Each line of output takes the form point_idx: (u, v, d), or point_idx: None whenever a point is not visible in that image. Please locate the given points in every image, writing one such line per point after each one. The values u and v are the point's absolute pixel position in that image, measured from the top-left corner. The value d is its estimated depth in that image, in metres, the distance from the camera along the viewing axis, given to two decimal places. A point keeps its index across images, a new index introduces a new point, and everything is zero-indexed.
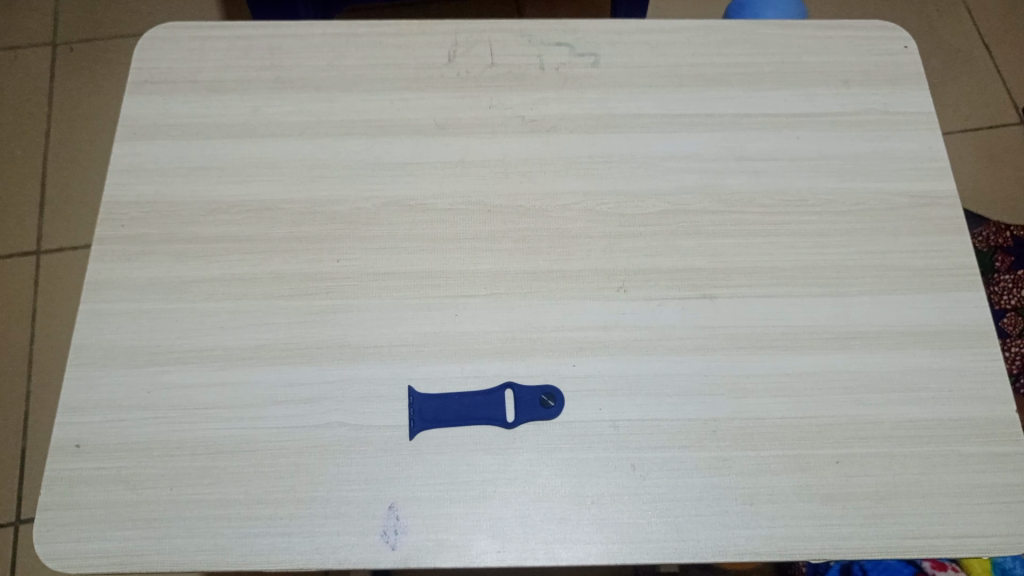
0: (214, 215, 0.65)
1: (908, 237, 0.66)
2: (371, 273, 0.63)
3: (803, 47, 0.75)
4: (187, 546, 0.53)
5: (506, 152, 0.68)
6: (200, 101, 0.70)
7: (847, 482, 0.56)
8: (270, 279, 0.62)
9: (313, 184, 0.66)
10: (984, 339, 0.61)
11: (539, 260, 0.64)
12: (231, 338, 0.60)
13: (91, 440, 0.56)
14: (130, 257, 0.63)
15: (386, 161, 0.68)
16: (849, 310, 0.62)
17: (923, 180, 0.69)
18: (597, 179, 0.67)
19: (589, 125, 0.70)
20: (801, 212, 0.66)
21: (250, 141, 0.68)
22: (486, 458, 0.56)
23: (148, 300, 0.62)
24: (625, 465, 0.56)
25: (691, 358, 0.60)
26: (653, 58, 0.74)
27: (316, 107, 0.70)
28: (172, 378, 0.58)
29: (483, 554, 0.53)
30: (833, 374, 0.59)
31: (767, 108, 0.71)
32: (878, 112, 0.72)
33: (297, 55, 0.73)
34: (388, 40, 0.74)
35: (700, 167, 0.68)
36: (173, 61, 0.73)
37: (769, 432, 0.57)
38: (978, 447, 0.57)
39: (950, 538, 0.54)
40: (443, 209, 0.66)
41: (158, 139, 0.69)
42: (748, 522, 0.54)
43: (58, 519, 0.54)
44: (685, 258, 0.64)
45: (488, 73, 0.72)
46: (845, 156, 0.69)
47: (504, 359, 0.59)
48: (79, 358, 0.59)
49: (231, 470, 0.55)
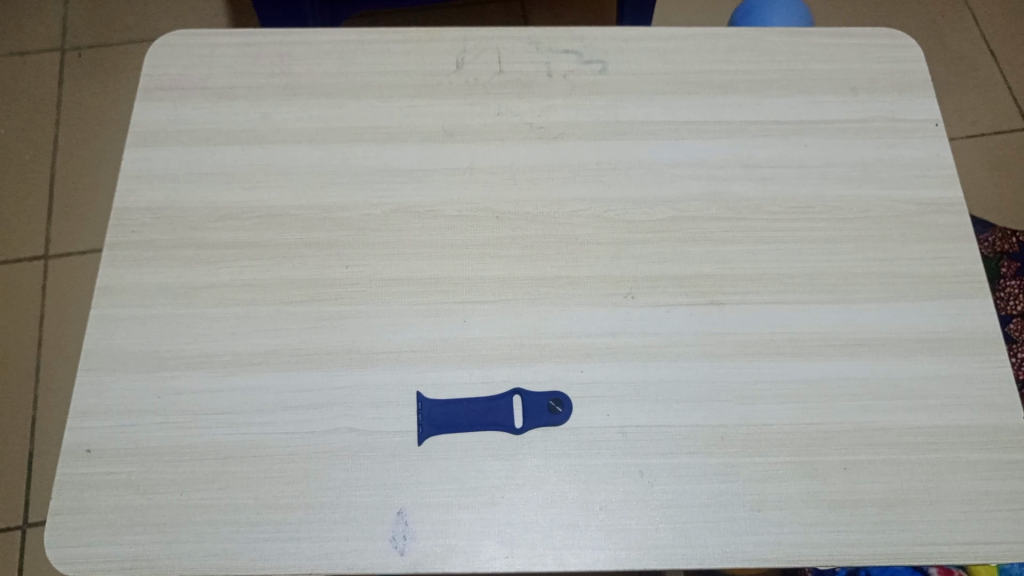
0: (223, 220, 0.65)
1: (914, 244, 0.66)
2: (380, 279, 0.63)
3: (809, 54, 0.75)
4: (197, 551, 0.53)
5: (514, 159, 0.69)
6: (210, 108, 0.71)
7: (855, 489, 0.56)
8: (279, 284, 0.63)
9: (322, 190, 0.67)
10: (992, 346, 0.62)
11: (546, 266, 0.64)
12: (240, 343, 0.60)
13: (102, 444, 0.57)
14: (139, 263, 0.64)
15: (394, 167, 0.68)
16: (856, 317, 0.62)
17: (930, 187, 0.69)
18: (604, 186, 0.67)
19: (596, 132, 0.70)
20: (807, 218, 0.66)
21: (259, 148, 0.69)
22: (494, 463, 0.56)
23: (158, 306, 0.62)
24: (633, 471, 0.56)
25: (698, 365, 0.60)
26: (660, 64, 0.74)
27: (325, 114, 0.70)
28: (182, 384, 0.59)
29: (491, 560, 0.53)
30: (839, 380, 0.59)
31: (774, 116, 0.71)
32: (885, 119, 0.72)
33: (307, 63, 0.73)
34: (396, 47, 0.74)
35: (707, 174, 0.68)
36: (183, 69, 0.73)
37: (776, 439, 0.57)
38: (986, 454, 0.57)
39: (958, 545, 0.54)
40: (451, 215, 0.66)
41: (169, 145, 0.69)
42: (755, 528, 0.54)
43: (68, 523, 0.54)
44: (692, 265, 0.64)
45: (495, 80, 0.73)
46: (851, 163, 0.69)
47: (511, 365, 0.60)
48: (90, 363, 0.60)
49: (240, 475, 0.55)
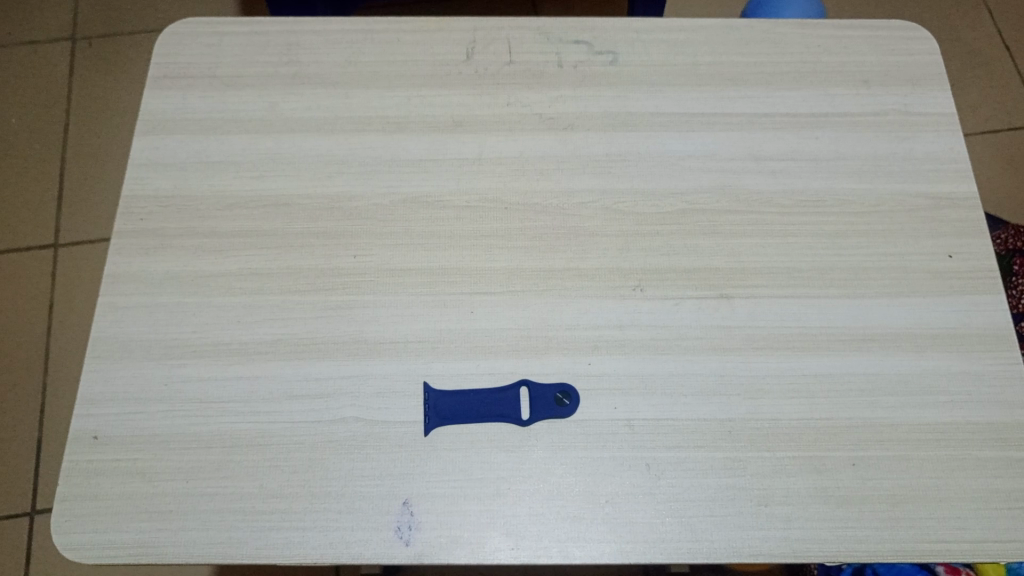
0: (232, 210, 0.65)
1: (926, 239, 0.65)
2: (386, 269, 0.63)
3: (822, 47, 0.74)
4: (202, 538, 0.53)
5: (523, 150, 0.68)
6: (219, 97, 0.71)
7: (863, 486, 0.55)
8: (286, 274, 0.63)
9: (330, 180, 0.67)
10: (1004, 343, 0.61)
11: (554, 258, 0.64)
12: (248, 331, 0.60)
13: (109, 432, 0.57)
14: (147, 251, 0.64)
15: (402, 158, 0.68)
16: (867, 312, 0.62)
17: (943, 183, 0.68)
18: (614, 178, 0.67)
19: (605, 123, 0.70)
20: (818, 212, 0.66)
21: (268, 137, 0.69)
22: (501, 455, 0.56)
23: (165, 294, 0.62)
24: (639, 464, 0.56)
25: (706, 359, 0.59)
26: (671, 56, 0.73)
27: (333, 103, 0.70)
28: (188, 372, 0.59)
29: (497, 551, 0.53)
30: (849, 376, 0.59)
31: (785, 109, 0.71)
32: (897, 112, 0.71)
33: (316, 52, 0.73)
34: (406, 36, 0.74)
35: (717, 167, 0.68)
36: (193, 57, 0.73)
37: (784, 433, 0.57)
38: (996, 451, 0.57)
39: (967, 543, 0.54)
40: (459, 206, 0.66)
41: (177, 134, 0.69)
42: (763, 524, 0.54)
43: (76, 510, 0.54)
44: (702, 258, 0.64)
45: (505, 70, 0.72)
46: (863, 156, 0.69)
47: (518, 356, 0.59)
48: (98, 350, 0.60)
49: (246, 464, 0.56)
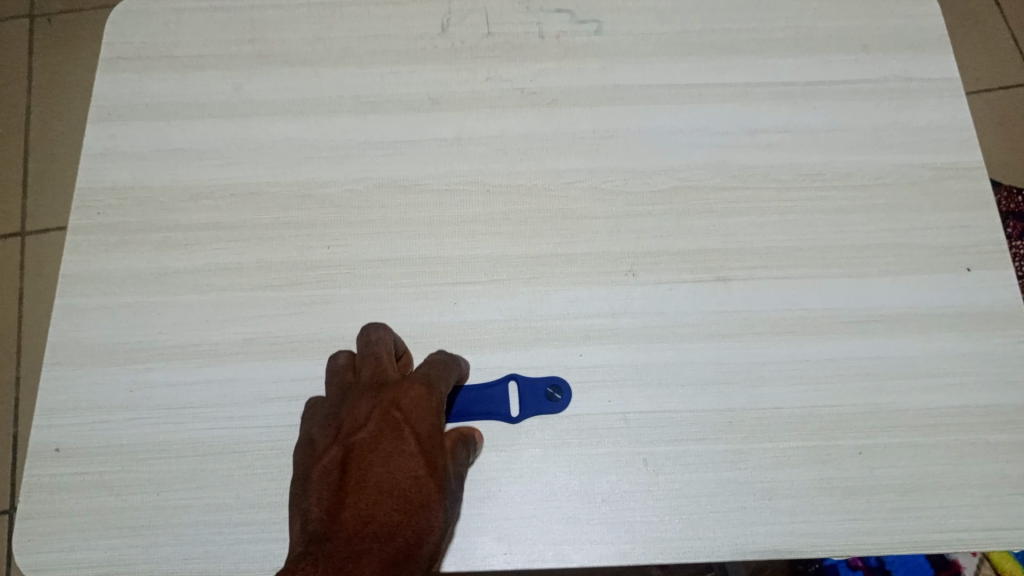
0: (196, 201, 0.61)
1: (930, 212, 0.62)
2: (363, 261, 0.59)
3: (818, 11, 0.70)
4: (176, 554, 0.50)
5: (505, 129, 0.64)
6: (178, 79, 0.66)
7: (870, 475, 0.53)
8: (257, 268, 0.59)
9: (299, 167, 0.62)
10: (1014, 320, 0.58)
11: (541, 243, 0.60)
12: (217, 331, 0.57)
13: (72, 443, 0.53)
14: (107, 248, 0.60)
15: (377, 140, 0.64)
16: (871, 292, 0.59)
17: (947, 153, 0.65)
18: (602, 156, 0.63)
19: (591, 98, 0.66)
20: (818, 187, 0.63)
21: (232, 121, 0.64)
22: (490, 455, 0.53)
23: (127, 293, 0.58)
24: (637, 460, 0.53)
25: (703, 346, 0.56)
26: (660, 24, 0.69)
27: (301, 84, 0.66)
28: (156, 377, 0.55)
29: (489, 557, 0.50)
30: (853, 359, 0.56)
31: (781, 78, 0.67)
32: (898, 79, 0.68)
33: (280, 28, 0.68)
34: (376, 9, 0.69)
35: (711, 142, 0.64)
36: (149, 37, 0.68)
37: (787, 422, 0.54)
38: (1007, 435, 0.54)
39: (979, 532, 0.51)
40: (439, 190, 0.62)
41: (135, 120, 0.64)
42: (767, 518, 0.51)
43: (39, 528, 0.51)
44: (697, 239, 0.60)
45: (483, 43, 0.68)
46: (863, 127, 0.65)
47: (506, 349, 0.56)
48: (56, 357, 0.56)
49: (220, 473, 0.52)
